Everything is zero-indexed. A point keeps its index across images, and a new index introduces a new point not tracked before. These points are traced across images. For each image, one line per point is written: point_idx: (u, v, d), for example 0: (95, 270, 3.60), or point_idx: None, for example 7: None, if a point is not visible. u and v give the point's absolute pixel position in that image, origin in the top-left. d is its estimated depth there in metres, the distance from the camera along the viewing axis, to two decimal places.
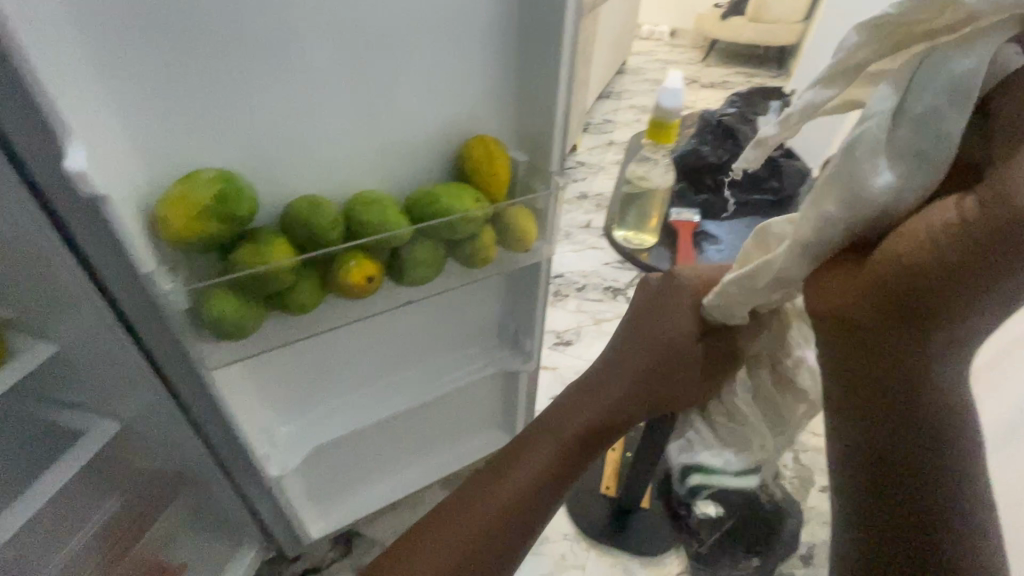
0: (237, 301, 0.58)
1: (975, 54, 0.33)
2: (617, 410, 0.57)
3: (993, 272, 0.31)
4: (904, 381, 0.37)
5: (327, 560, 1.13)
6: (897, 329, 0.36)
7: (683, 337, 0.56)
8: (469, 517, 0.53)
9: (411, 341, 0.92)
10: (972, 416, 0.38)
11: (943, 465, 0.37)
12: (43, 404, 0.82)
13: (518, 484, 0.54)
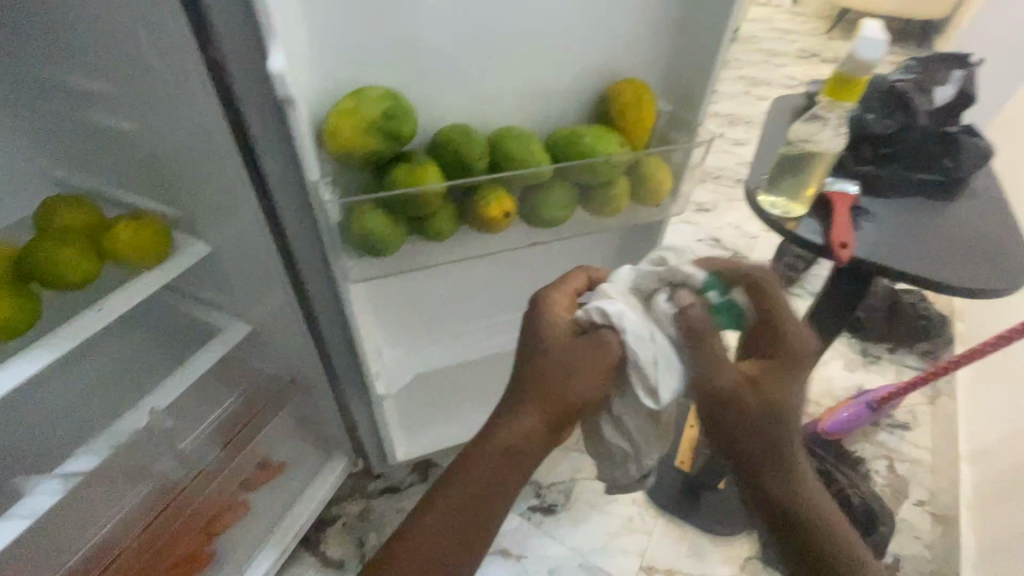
0: (386, 219, 0.60)
1: (709, 343, 0.55)
2: (520, 434, 0.55)
3: (755, 429, 0.56)
4: (764, 496, 0.59)
5: (408, 482, 1.21)
6: (749, 469, 0.59)
7: (556, 348, 0.57)
8: (410, 562, 0.55)
9: (518, 287, 0.93)
10: (818, 506, 0.60)
11: (810, 540, 0.60)
12: (189, 301, 0.91)
13: (440, 530, 0.55)
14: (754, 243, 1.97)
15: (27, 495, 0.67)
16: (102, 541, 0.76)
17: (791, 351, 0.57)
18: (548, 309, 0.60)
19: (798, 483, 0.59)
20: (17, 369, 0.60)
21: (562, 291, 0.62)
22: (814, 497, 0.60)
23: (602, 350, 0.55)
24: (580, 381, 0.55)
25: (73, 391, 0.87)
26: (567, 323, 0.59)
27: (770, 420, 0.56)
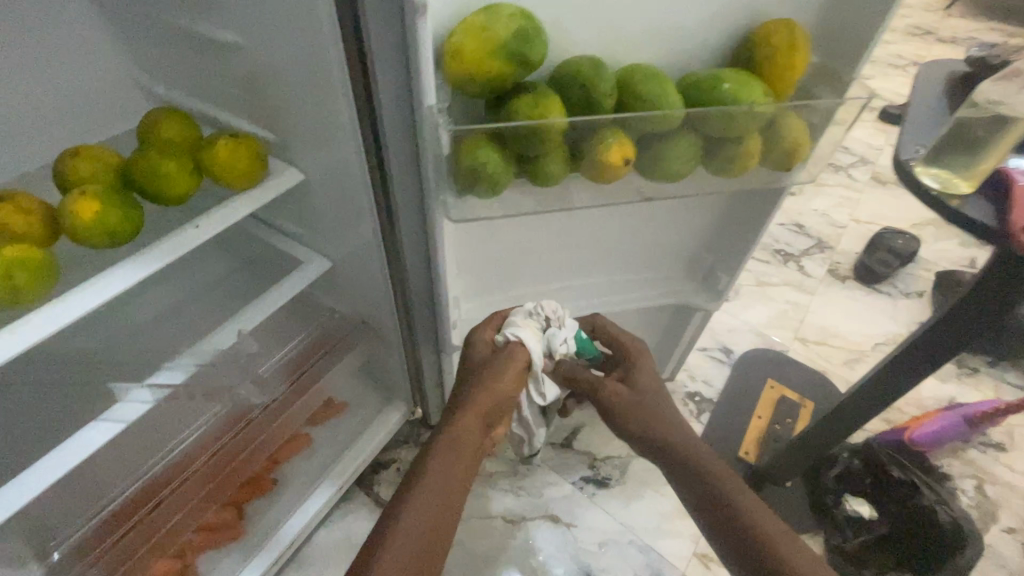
0: (499, 156, 0.56)
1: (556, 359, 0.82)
2: (470, 418, 0.72)
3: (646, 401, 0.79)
4: (673, 466, 0.75)
5: None
6: (654, 441, 0.77)
7: (482, 364, 0.75)
8: (394, 551, 0.63)
9: (607, 252, 0.88)
10: (723, 482, 0.72)
11: (729, 520, 0.69)
12: (272, 231, 0.91)
13: (412, 519, 0.65)
14: (842, 233, 1.82)
15: (120, 400, 0.69)
16: (182, 455, 0.78)
17: (638, 368, 0.82)
18: (478, 332, 0.78)
19: (695, 453, 0.75)
20: (120, 277, 0.61)
21: (491, 322, 0.80)
22: (719, 473, 0.72)
23: (511, 361, 0.74)
24: (502, 380, 0.73)
25: (158, 307, 0.89)
26: (489, 335, 0.79)
27: (662, 398, 0.79)
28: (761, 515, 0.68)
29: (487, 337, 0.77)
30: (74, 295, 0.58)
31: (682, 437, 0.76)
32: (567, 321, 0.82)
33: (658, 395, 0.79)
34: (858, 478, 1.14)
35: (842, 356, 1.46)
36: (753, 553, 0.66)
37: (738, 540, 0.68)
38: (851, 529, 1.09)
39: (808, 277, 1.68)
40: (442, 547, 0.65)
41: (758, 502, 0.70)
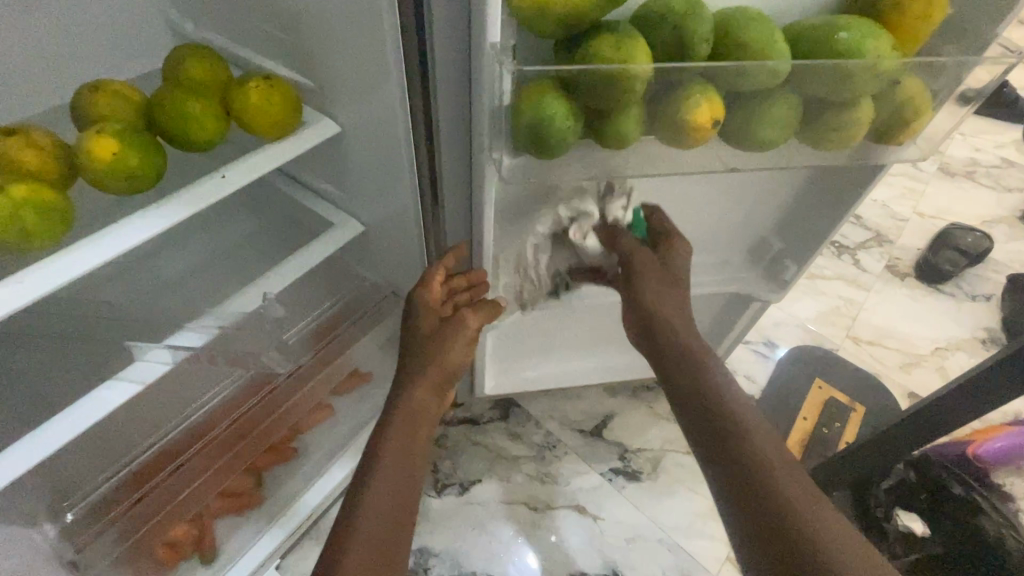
0: (567, 108, 0.48)
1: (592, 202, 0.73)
2: (422, 392, 0.72)
3: (661, 295, 0.74)
4: (678, 381, 0.71)
5: (487, 417, 1.16)
6: (664, 348, 0.73)
7: (431, 338, 0.74)
8: (359, 533, 0.61)
9: (667, 231, 0.82)
10: (728, 404, 0.66)
11: (729, 439, 0.64)
12: (302, 190, 0.85)
13: (375, 499, 0.64)
14: (904, 227, 1.68)
15: (136, 358, 0.65)
16: (202, 419, 0.74)
17: (673, 253, 0.74)
18: (422, 296, 0.75)
19: (715, 390, 0.68)
20: (141, 226, 0.55)
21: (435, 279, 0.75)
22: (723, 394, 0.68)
23: (465, 329, 0.75)
24: (454, 350, 0.74)
25: (182, 265, 0.85)
26: (437, 296, 0.76)
27: (686, 326, 0.74)
28: (779, 462, 0.61)
29: (436, 291, 0.75)
30: (91, 242, 0.53)
31: (706, 369, 0.70)
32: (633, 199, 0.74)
33: (684, 324, 0.74)
34: (913, 492, 1.06)
35: (897, 359, 1.36)
36: (747, 475, 0.60)
37: (730, 461, 0.62)
38: (901, 546, 1.02)
39: (863, 272, 1.56)
40: (404, 525, 0.65)
41: (779, 449, 0.63)
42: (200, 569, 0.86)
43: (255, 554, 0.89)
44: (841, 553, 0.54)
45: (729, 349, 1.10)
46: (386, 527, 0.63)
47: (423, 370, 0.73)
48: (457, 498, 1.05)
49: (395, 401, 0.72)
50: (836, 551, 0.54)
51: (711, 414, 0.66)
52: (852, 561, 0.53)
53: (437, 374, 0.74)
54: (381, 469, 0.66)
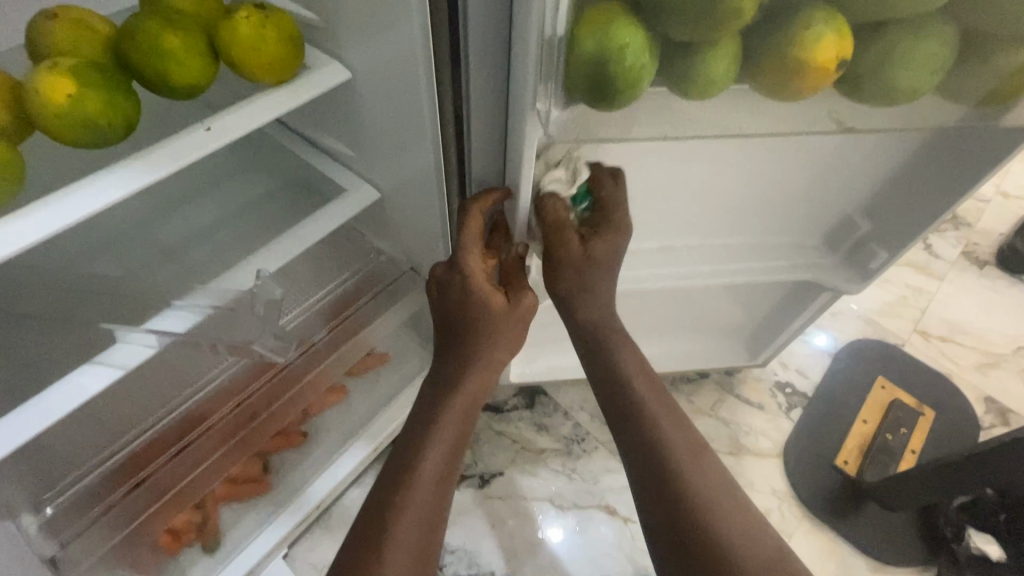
0: (643, 38, 0.37)
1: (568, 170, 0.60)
2: (476, 388, 0.65)
3: (581, 284, 0.65)
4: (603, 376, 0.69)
5: (511, 405, 1.07)
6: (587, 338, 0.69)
7: (489, 321, 0.63)
8: (395, 548, 0.55)
9: (734, 203, 0.73)
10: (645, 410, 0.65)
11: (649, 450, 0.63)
12: (313, 150, 0.75)
13: (416, 509, 0.58)
14: (985, 208, 1.49)
15: (118, 340, 0.57)
16: (200, 404, 0.66)
17: (608, 242, 0.62)
18: (473, 268, 0.61)
19: (651, 438, 0.64)
20: (105, 184, 0.45)
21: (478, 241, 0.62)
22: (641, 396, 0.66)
23: (524, 313, 0.65)
24: (508, 339, 0.65)
25: (182, 234, 0.76)
26: (483, 267, 0.63)
27: (628, 360, 0.69)
28: (724, 512, 0.59)
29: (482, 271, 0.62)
30: (43, 203, 0.43)
31: (644, 414, 0.65)
32: (582, 167, 0.59)
33: (611, 341, 0.69)
34: (988, 512, 0.93)
35: (972, 358, 1.22)
36: (670, 497, 0.60)
37: (649, 476, 0.62)
38: (971, 570, 0.91)
39: (936, 259, 1.39)
40: (437, 537, 0.60)
41: (724, 497, 0.60)
42: (202, 558, 0.81)
43: (260, 545, 0.82)
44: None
45: (787, 343, 0.98)
46: (424, 542, 0.57)
47: (484, 353, 0.64)
48: (476, 491, 0.97)
49: (445, 394, 0.64)
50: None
51: (650, 464, 0.63)
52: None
53: (496, 357, 0.65)
54: (432, 456, 0.61)
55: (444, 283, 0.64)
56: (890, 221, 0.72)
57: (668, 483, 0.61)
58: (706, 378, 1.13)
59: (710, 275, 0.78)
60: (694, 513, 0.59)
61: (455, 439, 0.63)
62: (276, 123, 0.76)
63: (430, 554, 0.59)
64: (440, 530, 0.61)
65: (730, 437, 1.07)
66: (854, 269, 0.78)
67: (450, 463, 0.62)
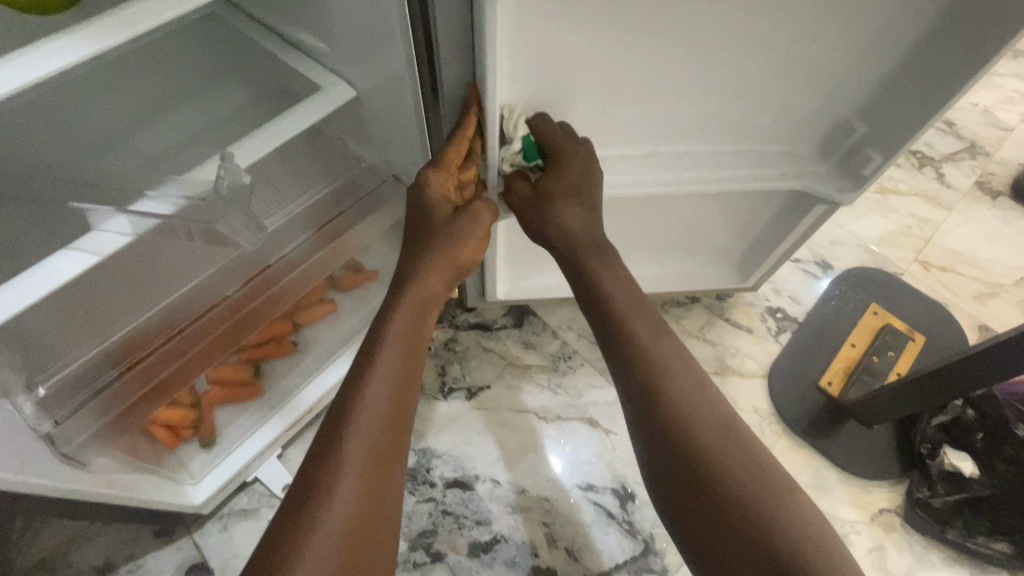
0: None
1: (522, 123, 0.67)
2: (429, 284, 0.68)
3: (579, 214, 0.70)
4: (605, 311, 0.70)
5: (501, 323, 1.08)
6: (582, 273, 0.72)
7: (443, 226, 0.68)
8: (357, 426, 0.59)
9: (725, 104, 0.69)
10: (647, 340, 0.66)
11: (647, 380, 0.63)
12: (285, 46, 0.71)
13: (378, 393, 0.61)
14: (1005, 137, 1.41)
15: (95, 229, 0.57)
16: (185, 299, 0.69)
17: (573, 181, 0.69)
18: (431, 180, 0.64)
19: (650, 370, 0.64)
20: (50, 51, 0.44)
21: (451, 158, 0.64)
22: (639, 330, 0.67)
23: (476, 223, 0.69)
24: (463, 247, 0.69)
25: (158, 134, 0.75)
26: (445, 185, 0.66)
27: (609, 274, 0.71)
28: (712, 430, 0.60)
29: (442, 191, 0.65)
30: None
31: (630, 327, 0.67)
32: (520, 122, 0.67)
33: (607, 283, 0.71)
34: (967, 431, 0.94)
35: (972, 288, 1.19)
36: (663, 421, 0.61)
37: (647, 401, 0.63)
38: (943, 485, 0.92)
39: (947, 188, 1.33)
40: (405, 420, 0.63)
41: (702, 395, 0.62)
42: (200, 453, 0.86)
43: (254, 443, 0.87)
44: (760, 487, 0.56)
45: (779, 264, 0.96)
46: (389, 420, 0.60)
47: (432, 265, 0.68)
48: (464, 403, 1.00)
49: (399, 293, 0.68)
50: (739, 486, 0.56)
51: (632, 367, 0.65)
52: (759, 489, 0.55)
53: (444, 269, 0.69)
54: (384, 358, 0.63)
55: (408, 192, 0.68)
56: (889, 121, 0.69)
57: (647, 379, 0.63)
58: (696, 302, 1.14)
59: (696, 181, 0.75)
60: (669, 401, 0.61)
61: (403, 342, 0.65)
62: (247, 19, 0.72)
63: (401, 434, 0.61)
64: (409, 415, 0.64)
65: (716, 358, 1.08)
66: (848, 178, 0.75)
67: (404, 364, 0.65)
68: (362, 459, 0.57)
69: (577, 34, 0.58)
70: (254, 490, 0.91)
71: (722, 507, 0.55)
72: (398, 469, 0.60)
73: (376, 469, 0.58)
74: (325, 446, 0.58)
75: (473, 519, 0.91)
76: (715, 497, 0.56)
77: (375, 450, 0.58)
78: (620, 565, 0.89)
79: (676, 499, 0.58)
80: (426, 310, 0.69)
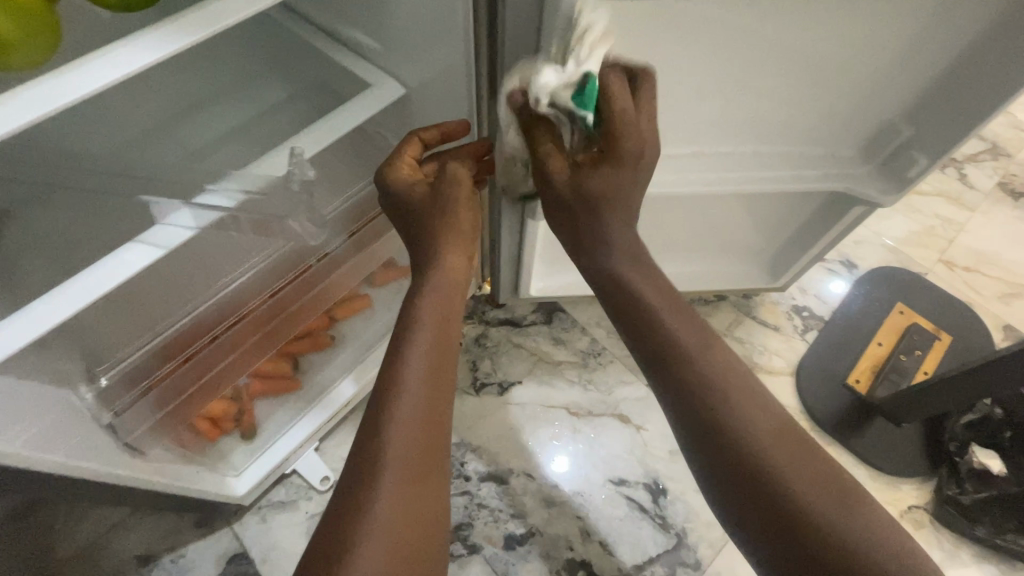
0: None
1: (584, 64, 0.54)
2: (453, 258, 0.61)
3: (602, 208, 0.58)
4: (635, 324, 0.59)
5: (530, 320, 1.09)
6: (604, 284, 0.60)
7: (433, 196, 0.61)
8: (395, 423, 0.53)
9: (772, 103, 0.70)
10: (690, 348, 0.56)
11: (694, 392, 0.55)
12: (336, 45, 0.72)
13: (414, 382, 0.56)
14: None
15: (159, 221, 0.58)
16: (235, 294, 0.70)
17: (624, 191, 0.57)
18: (389, 176, 0.61)
19: (700, 385, 0.55)
20: (149, 43, 0.45)
21: (404, 155, 0.63)
22: (680, 338, 0.56)
23: (460, 183, 0.62)
24: (460, 207, 0.61)
25: (207, 131, 0.76)
26: (407, 169, 0.62)
27: (637, 274, 0.59)
28: (774, 446, 0.52)
29: (404, 174, 0.62)
30: (98, 56, 0.44)
31: (671, 335, 0.57)
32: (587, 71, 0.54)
33: (637, 292, 0.58)
34: (995, 430, 0.95)
35: (996, 288, 1.20)
36: (719, 437, 0.53)
37: (698, 416, 0.55)
38: (972, 482, 0.93)
39: (970, 189, 1.34)
40: (444, 410, 0.57)
41: (762, 405, 0.54)
42: (241, 445, 0.88)
43: (294, 435, 0.89)
44: (840, 513, 0.49)
45: (810, 264, 0.97)
46: (428, 412, 0.55)
47: (451, 238, 0.60)
48: (496, 397, 1.01)
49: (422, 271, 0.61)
50: (821, 504, 0.49)
51: (676, 380, 0.56)
52: (826, 497, 0.50)
53: (463, 241, 0.61)
54: (411, 345, 0.57)
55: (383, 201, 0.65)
56: (934, 125, 0.70)
57: (694, 388, 0.55)
58: (722, 300, 1.14)
59: (740, 182, 0.77)
60: (721, 418, 0.53)
61: (432, 327, 0.59)
62: (298, 18, 0.73)
63: (442, 424, 0.56)
64: (448, 404, 0.58)
65: (744, 356, 1.09)
66: (891, 178, 0.76)
67: (434, 351, 0.58)
68: (404, 456, 0.52)
69: (639, 35, 0.59)
70: (292, 482, 0.92)
71: (791, 519, 0.49)
72: (442, 462, 0.56)
73: (418, 465, 0.53)
74: (363, 446, 0.53)
75: (509, 513, 0.92)
76: (787, 500, 0.50)
77: (417, 445, 0.53)
78: (653, 559, 0.90)
79: (741, 518, 0.52)
80: (455, 288, 0.61)
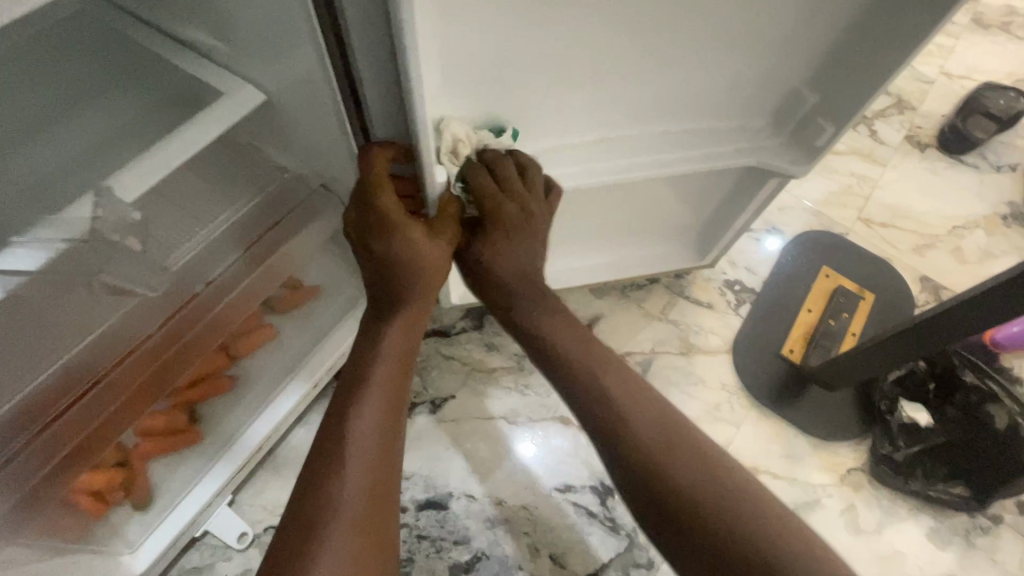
0: None
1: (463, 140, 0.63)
2: (417, 306, 0.67)
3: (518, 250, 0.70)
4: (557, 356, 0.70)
5: (458, 327, 1.02)
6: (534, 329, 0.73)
7: (421, 244, 0.63)
8: (354, 461, 0.56)
9: (675, 80, 0.65)
10: (600, 373, 0.67)
11: (606, 414, 0.64)
12: (173, 47, 0.61)
13: (372, 419, 0.59)
14: (929, 89, 1.45)
15: None
16: (82, 358, 0.59)
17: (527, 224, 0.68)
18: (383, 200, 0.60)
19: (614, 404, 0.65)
20: None
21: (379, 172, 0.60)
22: (593, 368, 0.68)
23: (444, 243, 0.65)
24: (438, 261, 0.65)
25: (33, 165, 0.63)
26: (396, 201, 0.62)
27: (557, 313, 0.72)
28: (678, 461, 0.60)
29: (396, 210, 0.61)
30: None
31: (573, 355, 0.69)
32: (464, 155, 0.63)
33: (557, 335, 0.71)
34: (921, 383, 0.98)
35: (910, 241, 1.23)
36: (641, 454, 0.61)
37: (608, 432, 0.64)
38: (904, 437, 0.95)
39: (881, 145, 1.37)
40: (398, 449, 0.61)
41: (660, 417, 0.64)
42: (134, 517, 0.77)
43: (195, 497, 0.78)
44: (741, 526, 0.55)
45: (735, 240, 0.95)
46: (383, 451, 0.58)
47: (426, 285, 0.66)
48: (429, 417, 0.94)
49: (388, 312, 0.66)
50: (745, 526, 0.55)
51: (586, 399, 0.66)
52: (726, 493, 0.57)
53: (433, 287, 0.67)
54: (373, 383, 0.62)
55: (360, 219, 0.63)
56: (839, 91, 0.67)
57: (615, 415, 0.64)
58: (655, 283, 1.11)
59: (650, 166, 0.71)
60: (625, 433, 0.63)
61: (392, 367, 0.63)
62: (125, 17, 0.61)
63: (393, 462, 0.60)
64: (400, 443, 0.62)
65: (681, 338, 1.06)
66: (801, 149, 0.73)
67: (394, 391, 0.63)
68: (365, 486, 0.56)
69: (514, 19, 0.52)
70: (205, 544, 0.83)
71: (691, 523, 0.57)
72: (393, 499, 0.59)
73: (374, 503, 0.56)
74: (318, 483, 0.55)
75: (452, 540, 0.86)
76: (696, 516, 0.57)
77: (377, 475, 0.57)
78: (606, 565, 0.87)
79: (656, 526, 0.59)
80: (412, 332, 0.67)
